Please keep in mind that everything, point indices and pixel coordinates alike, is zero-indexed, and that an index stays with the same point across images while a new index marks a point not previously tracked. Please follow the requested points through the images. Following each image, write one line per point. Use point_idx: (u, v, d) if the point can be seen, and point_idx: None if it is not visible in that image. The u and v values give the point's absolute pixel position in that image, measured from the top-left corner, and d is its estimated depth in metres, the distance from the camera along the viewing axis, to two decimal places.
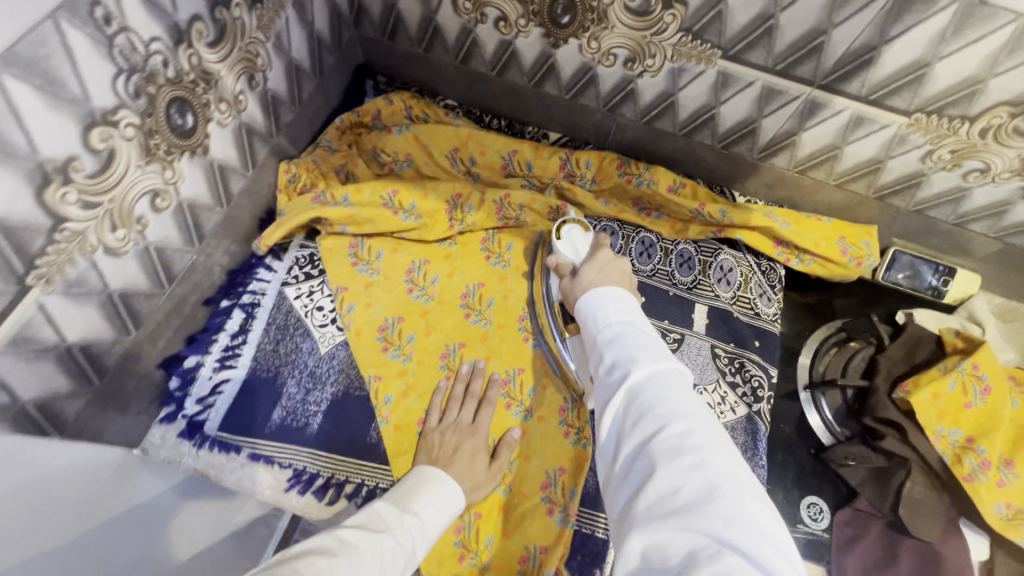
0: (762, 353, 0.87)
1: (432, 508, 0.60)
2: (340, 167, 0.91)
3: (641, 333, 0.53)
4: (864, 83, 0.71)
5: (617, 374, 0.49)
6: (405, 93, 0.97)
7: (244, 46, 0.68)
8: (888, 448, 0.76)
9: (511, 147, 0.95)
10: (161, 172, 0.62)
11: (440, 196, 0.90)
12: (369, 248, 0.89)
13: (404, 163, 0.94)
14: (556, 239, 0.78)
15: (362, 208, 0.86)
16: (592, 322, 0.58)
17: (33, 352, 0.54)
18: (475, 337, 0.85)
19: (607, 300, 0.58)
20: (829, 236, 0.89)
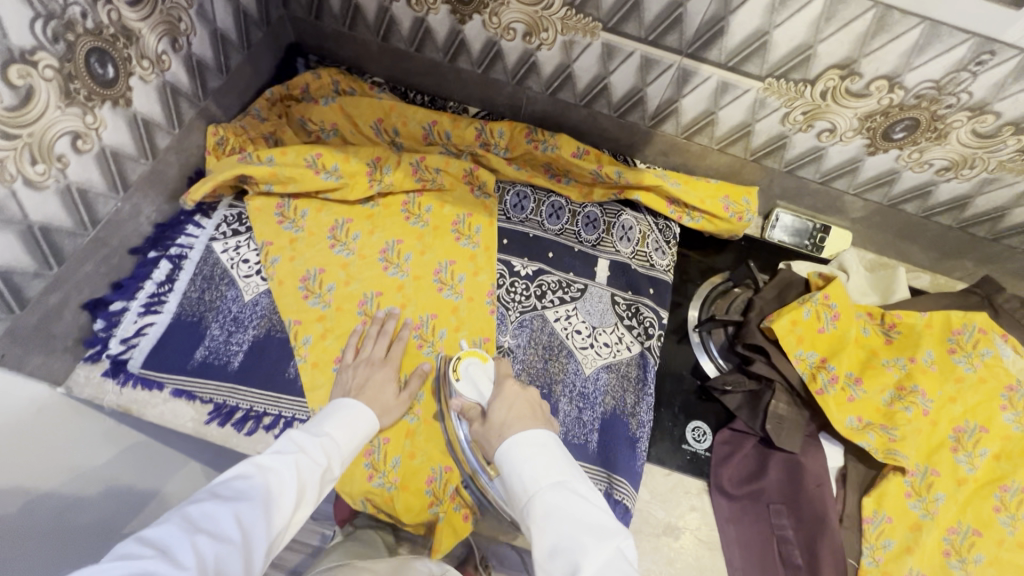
0: (656, 299, 0.96)
1: (341, 428, 0.70)
2: (269, 134, 0.98)
3: (576, 502, 0.57)
4: (721, 51, 0.82)
5: (561, 564, 0.52)
6: (332, 69, 1.05)
7: (165, 9, 0.75)
8: (759, 371, 0.86)
9: (430, 119, 1.03)
10: (82, 116, 0.68)
11: (361, 159, 0.96)
12: (295, 208, 0.96)
13: (330, 132, 1.01)
14: (455, 379, 0.79)
15: (286, 169, 0.92)
16: (517, 478, 0.60)
17: None
18: (393, 287, 0.93)
19: (531, 455, 0.61)
20: (714, 195, 1.00)
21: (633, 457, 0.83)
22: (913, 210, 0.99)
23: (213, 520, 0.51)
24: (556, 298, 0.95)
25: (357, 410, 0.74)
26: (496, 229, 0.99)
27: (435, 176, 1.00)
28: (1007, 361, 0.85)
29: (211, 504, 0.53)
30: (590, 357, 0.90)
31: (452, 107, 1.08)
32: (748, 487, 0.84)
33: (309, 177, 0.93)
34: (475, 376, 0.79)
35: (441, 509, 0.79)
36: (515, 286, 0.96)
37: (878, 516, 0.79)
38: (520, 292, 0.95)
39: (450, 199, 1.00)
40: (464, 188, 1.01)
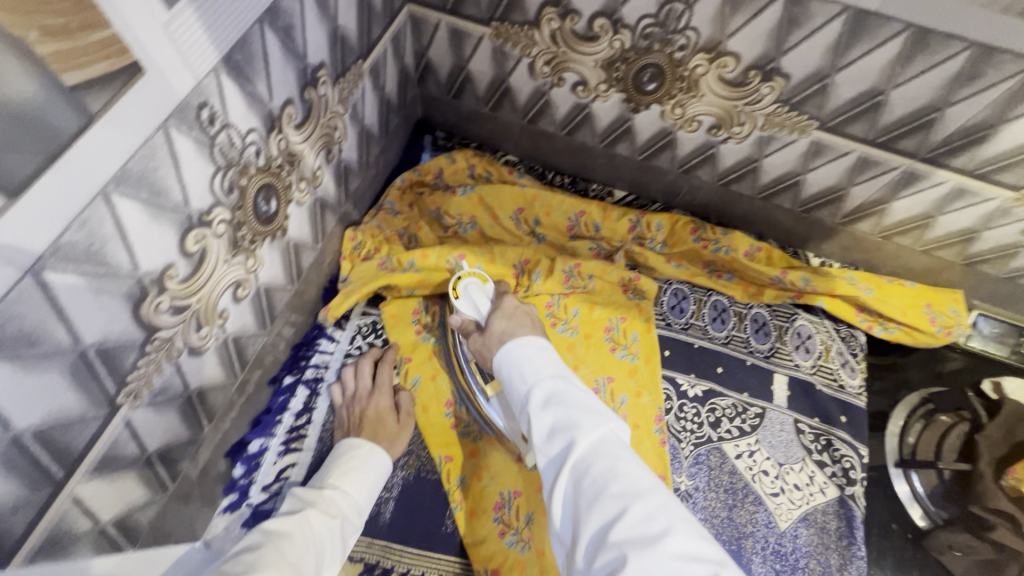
0: (851, 430, 0.83)
1: (347, 477, 0.66)
2: (403, 230, 0.87)
3: (575, 387, 0.52)
4: (972, 158, 0.67)
5: (561, 444, 0.48)
6: (467, 152, 0.94)
7: (326, 122, 0.64)
8: (1000, 540, 0.71)
9: (577, 209, 0.91)
10: (244, 262, 0.58)
11: (509, 263, 0.86)
12: (433, 313, 0.85)
13: (466, 225, 0.90)
14: (454, 298, 0.70)
15: (429, 277, 0.82)
16: (516, 375, 0.55)
17: (117, 470, 0.50)
18: None
19: (530, 353, 0.55)
20: (915, 302, 0.86)
21: None
22: None
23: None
24: (734, 427, 0.83)
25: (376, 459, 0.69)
26: (655, 336, 0.87)
27: (587, 280, 0.89)
28: None
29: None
30: (784, 506, 0.78)
31: (596, 193, 0.96)
32: None
33: (453, 286, 0.83)
34: (474, 296, 0.70)
35: None
36: (684, 410, 0.83)
37: None
38: (691, 418, 0.83)
39: (601, 301, 0.88)
40: (616, 289, 0.89)
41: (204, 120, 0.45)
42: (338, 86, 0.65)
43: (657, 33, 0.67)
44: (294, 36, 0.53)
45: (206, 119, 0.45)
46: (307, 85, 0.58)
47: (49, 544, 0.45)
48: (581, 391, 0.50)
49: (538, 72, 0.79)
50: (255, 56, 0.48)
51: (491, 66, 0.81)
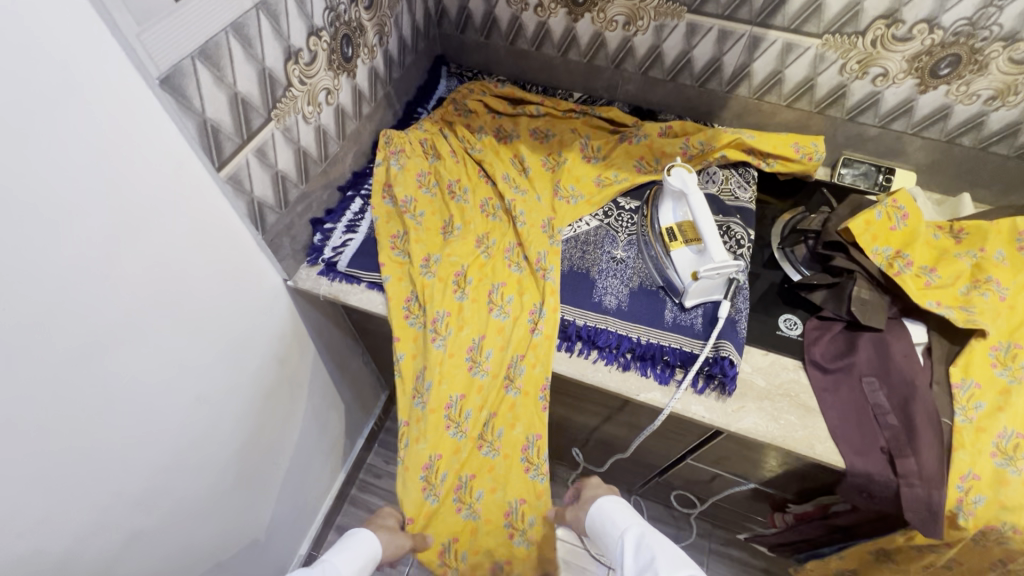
0: (743, 221, 1.14)
1: (342, 555, 0.88)
2: (410, 198, 1.15)
3: (645, 534, 0.93)
4: (784, 17, 1.06)
5: (641, 547, 0.90)
6: (482, 82, 1.37)
7: (380, 16, 1.09)
8: (840, 266, 1.01)
9: (514, 197, 1.14)
10: (332, 79, 1.01)
11: (479, 228, 1.13)
12: (451, 224, 1.13)
13: (446, 219, 1.14)
14: (669, 177, 1.04)
15: (427, 228, 1.12)
16: (614, 524, 0.99)
17: (264, 165, 0.90)
18: (515, 281, 1.06)
19: (619, 506, 1.02)
20: (786, 142, 1.20)
21: (737, 330, 0.98)
22: (970, 144, 1.14)
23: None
24: None
25: (370, 552, 0.90)
26: (560, 318, 1.01)
27: (522, 259, 1.09)
28: (1009, 260, 0.98)
29: None
30: None
31: (571, 140, 1.28)
32: (840, 361, 0.97)
33: (438, 236, 1.12)
34: (684, 179, 1.03)
35: (537, 473, 0.98)
36: (621, 216, 1.17)
37: (966, 382, 0.90)
38: (624, 220, 1.16)
39: (529, 289, 1.05)
40: (543, 277, 1.05)
41: None
42: None
43: None
44: None
45: None
46: None
47: (232, 181, 0.84)
48: (653, 536, 0.92)
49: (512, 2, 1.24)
50: None
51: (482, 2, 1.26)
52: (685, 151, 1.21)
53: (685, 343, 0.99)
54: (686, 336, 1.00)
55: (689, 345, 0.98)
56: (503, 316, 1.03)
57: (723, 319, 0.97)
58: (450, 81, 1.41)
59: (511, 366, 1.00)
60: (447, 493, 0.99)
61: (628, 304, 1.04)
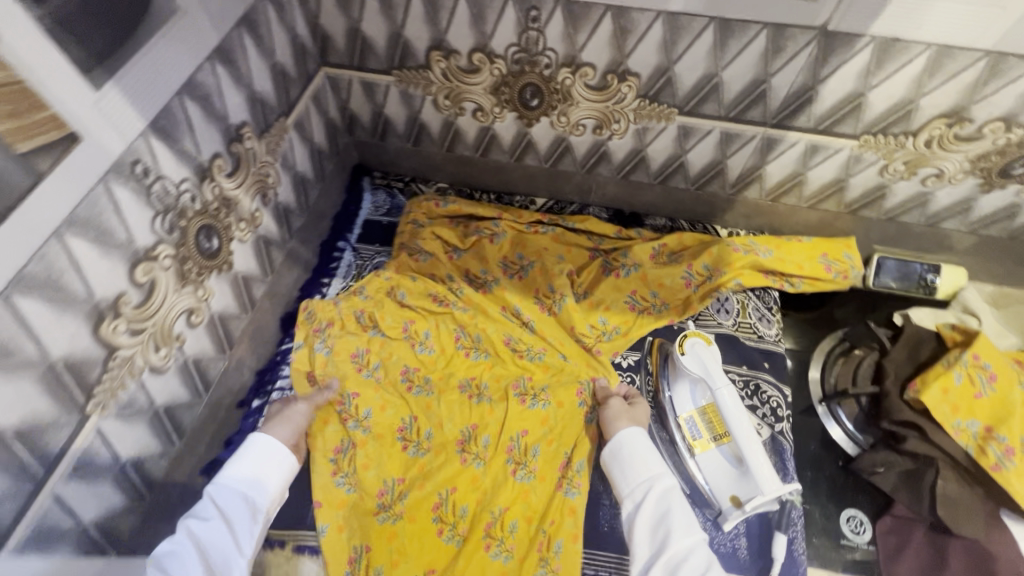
0: (774, 373, 0.89)
1: (245, 467, 0.66)
2: (352, 392, 0.81)
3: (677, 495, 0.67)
4: (810, 117, 0.79)
5: (660, 534, 0.64)
6: (424, 203, 1.03)
7: (257, 170, 0.77)
8: (912, 450, 0.77)
9: (515, 369, 0.86)
10: (194, 292, 0.69)
11: (457, 423, 0.81)
12: (417, 426, 0.81)
13: (406, 419, 0.82)
14: (680, 355, 0.78)
15: (377, 434, 0.80)
16: (631, 470, 0.70)
17: (94, 475, 0.59)
18: (519, 496, 0.76)
19: (638, 450, 0.72)
20: (811, 255, 0.95)
21: (798, 564, 0.74)
22: None
23: None
24: None
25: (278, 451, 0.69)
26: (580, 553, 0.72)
27: (533, 458, 0.79)
28: None
29: None
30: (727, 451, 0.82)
31: (556, 264, 0.95)
32: None
33: (400, 444, 0.80)
34: (702, 356, 0.78)
35: None
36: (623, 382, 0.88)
37: None
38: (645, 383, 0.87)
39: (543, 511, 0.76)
40: (559, 486, 0.77)
41: (139, 173, 0.57)
42: (263, 140, 0.77)
43: (524, 57, 0.80)
44: (214, 102, 0.66)
45: (140, 172, 0.57)
46: (232, 141, 0.71)
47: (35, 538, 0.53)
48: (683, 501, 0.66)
49: (442, 106, 0.92)
50: (178, 121, 0.61)
51: (402, 107, 0.94)
52: (689, 281, 0.93)
53: None
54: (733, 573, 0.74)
55: None
56: (506, 557, 0.73)
57: (780, 559, 0.72)
58: (376, 195, 1.08)
59: None
60: None
61: None
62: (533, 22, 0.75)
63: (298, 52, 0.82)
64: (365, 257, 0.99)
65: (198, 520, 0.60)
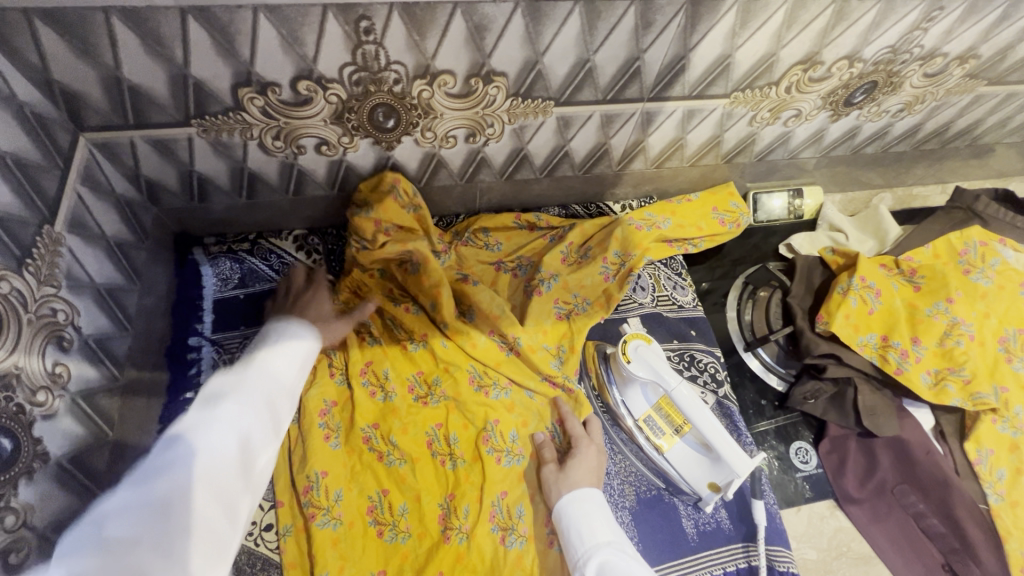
0: (703, 339, 0.91)
1: (280, 355, 0.58)
2: (317, 477, 0.75)
3: (620, 557, 0.66)
4: (684, 85, 0.75)
5: None
6: (387, 199, 0.81)
7: (33, 315, 0.54)
8: (833, 374, 0.84)
9: (489, 416, 0.81)
10: (1, 526, 0.47)
11: (433, 497, 0.76)
12: (389, 506, 0.76)
13: (375, 496, 0.76)
14: (627, 364, 0.75)
15: (349, 524, 0.74)
16: (577, 534, 0.69)
17: None
18: (515, 563, 0.73)
19: (585, 515, 0.70)
20: (704, 211, 0.96)
21: (773, 517, 0.79)
22: (874, 150, 1.01)
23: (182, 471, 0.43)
24: None
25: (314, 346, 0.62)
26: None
27: (519, 518, 0.76)
28: (987, 288, 0.89)
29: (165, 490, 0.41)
30: None
31: (493, 301, 0.85)
32: (870, 484, 0.85)
33: (376, 540, 0.74)
34: (648, 358, 0.75)
35: None
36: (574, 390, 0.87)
37: (982, 453, 0.84)
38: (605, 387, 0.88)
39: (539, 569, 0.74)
40: (545, 539, 0.76)
41: None
42: (27, 271, 0.54)
43: (366, 76, 0.64)
44: None
45: None
46: None
47: None
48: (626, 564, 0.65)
49: (273, 148, 0.73)
50: None
51: (218, 159, 0.73)
52: (606, 274, 0.90)
53: (737, 555, 0.77)
54: (724, 546, 0.78)
55: (733, 560, 0.77)
56: None
57: (763, 523, 0.76)
58: (218, 265, 0.87)
59: None
60: None
61: (639, 538, 0.77)
62: (366, 35, 0.59)
63: (34, 128, 0.57)
64: (233, 348, 0.81)
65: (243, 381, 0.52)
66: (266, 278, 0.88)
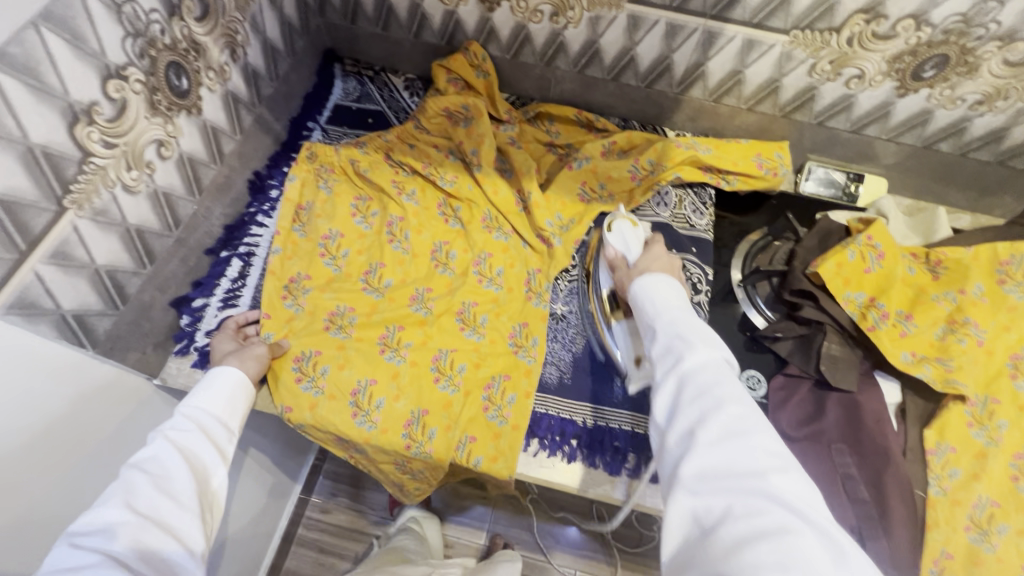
0: (699, 256, 0.98)
1: (203, 397, 0.73)
2: (335, 233, 0.97)
3: (687, 316, 0.68)
4: (745, 9, 0.85)
5: (671, 359, 0.63)
6: (459, 56, 1.04)
7: (225, 23, 0.81)
8: (807, 316, 0.88)
9: (486, 249, 0.98)
10: (164, 125, 0.75)
11: (416, 283, 0.95)
12: (380, 275, 0.95)
13: (374, 265, 0.96)
14: (608, 233, 0.88)
15: (345, 273, 0.95)
16: (649, 301, 0.73)
17: (71, 268, 0.66)
18: (469, 348, 0.89)
19: (658, 289, 0.74)
20: (747, 154, 1.03)
21: None
22: (948, 149, 1.00)
23: (159, 464, 0.63)
24: None
25: (239, 381, 0.77)
26: (532, 406, 0.85)
27: (481, 323, 0.92)
28: (1016, 300, 0.85)
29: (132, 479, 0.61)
30: None
31: (526, 162, 1.03)
32: (808, 428, 0.86)
33: (356, 290, 0.93)
34: (626, 235, 0.88)
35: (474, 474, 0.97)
36: None
37: (941, 447, 0.80)
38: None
39: (488, 360, 0.88)
40: (504, 347, 0.90)
41: None
42: None
43: None
44: None
45: None
46: None
47: (21, 307, 0.61)
48: (692, 322, 0.67)
49: None
50: None
51: None
52: (634, 174, 1.02)
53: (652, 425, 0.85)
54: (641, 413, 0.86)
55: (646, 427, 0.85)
56: (452, 389, 0.86)
57: None
58: (347, 81, 1.14)
59: (455, 447, 0.82)
60: (385, 461, 0.86)
61: (571, 376, 0.89)
62: None
63: None
64: (334, 137, 1.08)
65: (177, 422, 0.69)
66: (374, 99, 1.13)
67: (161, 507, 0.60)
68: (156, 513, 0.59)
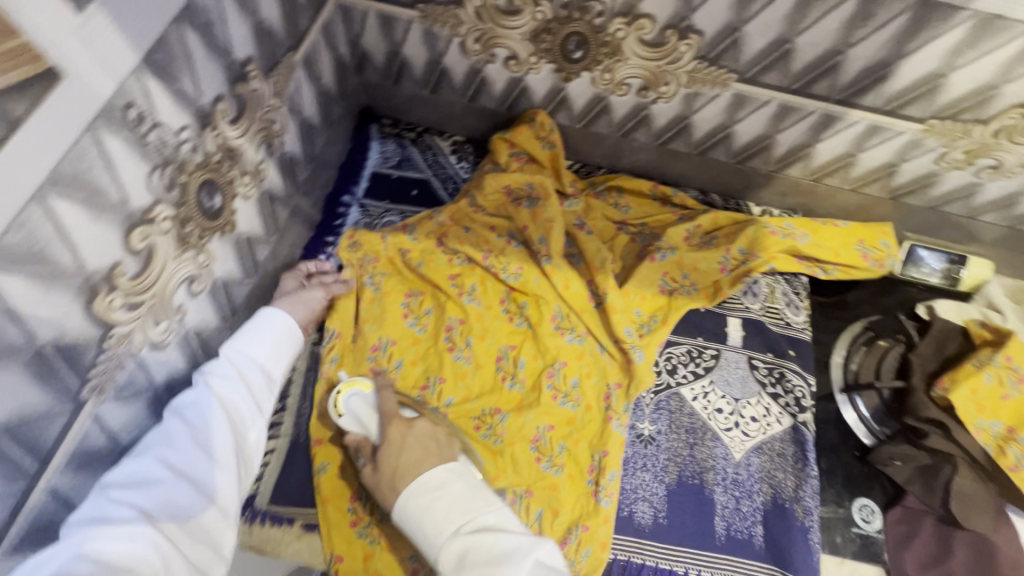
0: (800, 362, 0.89)
1: (249, 338, 0.66)
2: (386, 342, 0.84)
3: (479, 537, 0.58)
4: (879, 96, 0.72)
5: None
6: (524, 128, 0.91)
7: (262, 115, 0.66)
8: (933, 445, 0.78)
9: (560, 357, 0.84)
10: (195, 258, 0.60)
11: (480, 401, 0.82)
12: (440, 392, 0.82)
13: (433, 380, 0.83)
14: (339, 416, 0.73)
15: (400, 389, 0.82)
16: (423, 535, 0.60)
17: (92, 462, 0.53)
18: (545, 486, 0.77)
19: (428, 508, 0.60)
20: (848, 241, 0.91)
21: (809, 553, 0.76)
22: None
23: (192, 436, 0.56)
24: (689, 372, 0.87)
25: (289, 327, 0.71)
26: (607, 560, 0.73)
27: (558, 452, 0.79)
28: None
29: (152, 471, 0.52)
30: (738, 439, 0.83)
31: (599, 253, 0.89)
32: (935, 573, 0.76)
33: None
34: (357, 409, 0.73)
35: None
36: None
37: None
38: (679, 368, 0.88)
39: (566, 502, 0.76)
40: (583, 482, 0.78)
41: (132, 119, 0.47)
42: (270, 79, 0.66)
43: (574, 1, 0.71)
44: (216, 32, 0.55)
45: (134, 118, 0.47)
46: (236, 81, 0.60)
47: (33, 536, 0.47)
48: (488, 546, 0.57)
49: (470, 51, 0.82)
50: (176, 54, 0.50)
51: (423, 48, 0.84)
52: (723, 266, 0.89)
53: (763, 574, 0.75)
54: (748, 559, 0.76)
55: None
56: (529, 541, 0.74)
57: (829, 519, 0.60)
58: (385, 144, 0.99)
59: None
60: None
61: (666, 514, 0.78)
62: None
63: None
64: (374, 215, 0.93)
65: (218, 365, 0.62)
66: (417, 166, 0.98)
67: (175, 496, 0.52)
68: (168, 505, 0.51)
